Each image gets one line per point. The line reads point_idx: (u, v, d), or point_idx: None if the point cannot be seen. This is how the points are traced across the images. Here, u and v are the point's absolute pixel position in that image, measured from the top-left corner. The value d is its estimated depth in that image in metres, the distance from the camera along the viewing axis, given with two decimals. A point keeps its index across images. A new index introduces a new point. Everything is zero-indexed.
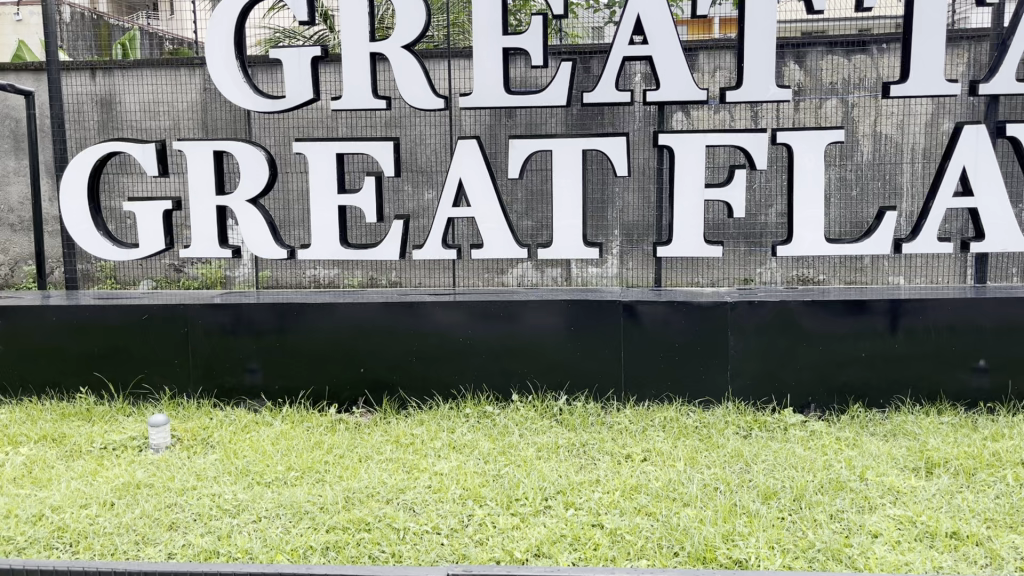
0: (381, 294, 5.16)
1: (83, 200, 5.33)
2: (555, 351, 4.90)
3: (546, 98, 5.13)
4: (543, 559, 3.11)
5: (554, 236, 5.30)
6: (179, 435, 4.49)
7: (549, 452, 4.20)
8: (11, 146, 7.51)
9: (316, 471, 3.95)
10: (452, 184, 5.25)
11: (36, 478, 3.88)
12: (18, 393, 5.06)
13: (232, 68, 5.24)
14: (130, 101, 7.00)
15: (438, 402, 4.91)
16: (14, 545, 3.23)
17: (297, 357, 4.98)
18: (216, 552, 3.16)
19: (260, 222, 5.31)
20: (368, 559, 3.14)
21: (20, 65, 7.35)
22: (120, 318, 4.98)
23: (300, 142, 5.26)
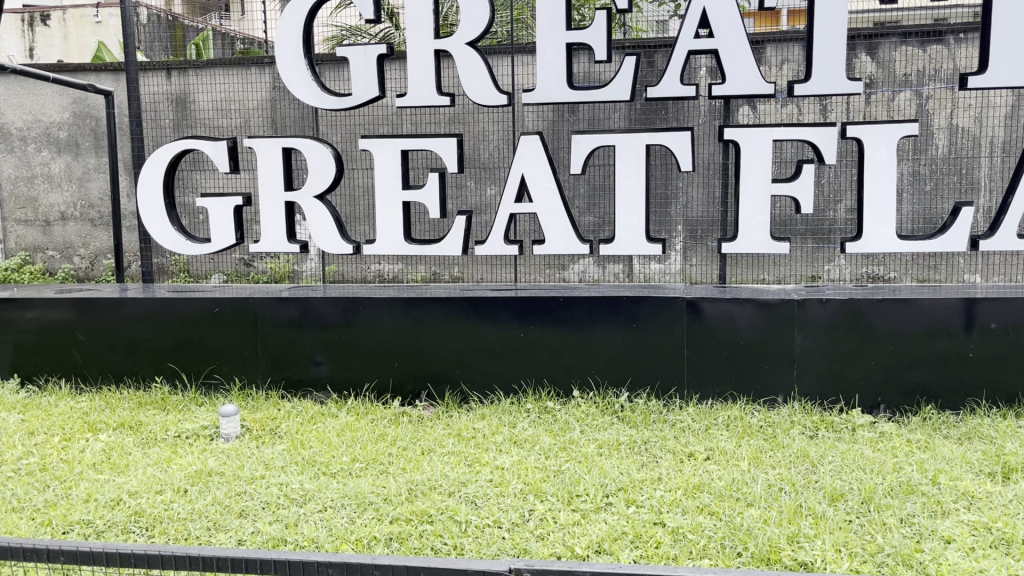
0: (444, 289, 5.19)
1: (159, 196, 5.50)
2: (617, 347, 4.88)
3: (610, 93, 5.09)
4: (604, 556, 3.11)
5: (616, 232, 5.26)
6: (249, 425, 4.61)
7: (610, 449, 4.18)
8: (92, 144, 7.80)
9: (380, 463, 4.02)
10: (515, 180, 5.26)
11: (114, 464, 4.03)
12: (98, 382, 5.26)
13: (300, 67, 5.34)
14: (204, 99, 7.18)
15: (499, 396, 4.95)
16: (94, 529, 3.37)
17: (362, 350, 5.06)
18: (284, 540, 3.25)
19: (327, 218, 5.40)
20: (431, 551, 3.18)
21: (100, 65, 7.62)
22: (193, 310, 5.14)
23: (365, 139, 5.35)
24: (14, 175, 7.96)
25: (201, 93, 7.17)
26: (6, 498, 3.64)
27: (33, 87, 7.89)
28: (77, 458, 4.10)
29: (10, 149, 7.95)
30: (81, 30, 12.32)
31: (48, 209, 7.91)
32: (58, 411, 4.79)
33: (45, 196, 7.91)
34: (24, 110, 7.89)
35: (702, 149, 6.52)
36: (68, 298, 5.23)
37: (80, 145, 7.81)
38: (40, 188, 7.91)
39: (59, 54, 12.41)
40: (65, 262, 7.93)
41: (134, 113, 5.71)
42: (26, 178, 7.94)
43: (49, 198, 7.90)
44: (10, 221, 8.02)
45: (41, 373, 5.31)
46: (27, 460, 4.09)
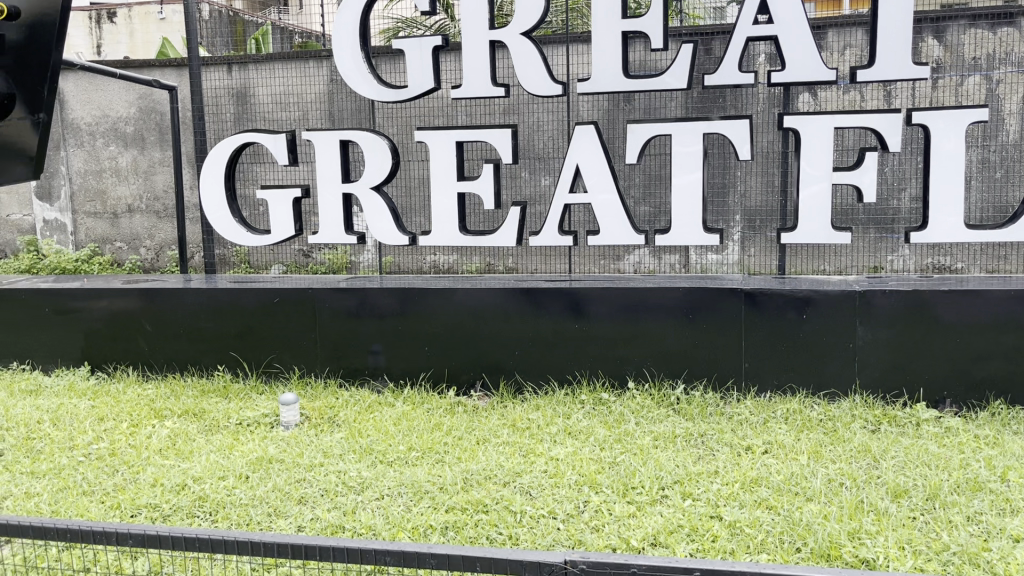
0: (499, 280, 5.20)
1: (220, 188, 5.62)
2: (674, 339, 4.83)
3: (666, 82, 5.03)
4: (660, 549, 3.09)
5: (673, 222, 5.20)
6: (308, 414, 4.70)
7: (666, 442, 4.15)
8: (157, 138, 8.00)
9: (435, 452, 4.06)
10: (569, 170, 5.24)
11: (179, 450, 4.14)
12: (163, 370, 5.41)
13: (358, 60, 5.39)
14: (263, 92, 7.31)
15: (554, 387, 4.94)
16: (160, 512, 3.47)
17: (418, 341, 5.11)
18: (342, 527, 3.30)
19: (383, 209, 5.45)
20: (486, 540, 3.20)
21: (165, 60, 7.81)
22: (254, 300, 5.25)
23: (421, 130, 5.38)
24: (84, 169, 8.22)
25: (260, 87, 7.27)
26: (78, 481, 3.77)
27: (100, 83, 8.12)
28: (144, 444, 4.23)
29: (80, 144, 8.21)
30: (147, 26, 12.65)
31: (116, 202, 8.15)
32: (126, 398, 4.94)
33: (113, 189, 8.15)
34: (93, 105, 8.13)
35: (761, 137, 6.41)
36: (135, 288, 5.39)
37: (146, 140, 8.02)
38: (109, 180, 8.15)
39: (125, 50, 12.72)
40: (131, 253, 8.17)
41: (196, 107, 5.83)
42: (95, 172, 8.19)
43: (117, 190, 8.14)
44: (80, 213, 8.29)
45: (110, 361, 5.49)
46: (98, 445, 4.23)
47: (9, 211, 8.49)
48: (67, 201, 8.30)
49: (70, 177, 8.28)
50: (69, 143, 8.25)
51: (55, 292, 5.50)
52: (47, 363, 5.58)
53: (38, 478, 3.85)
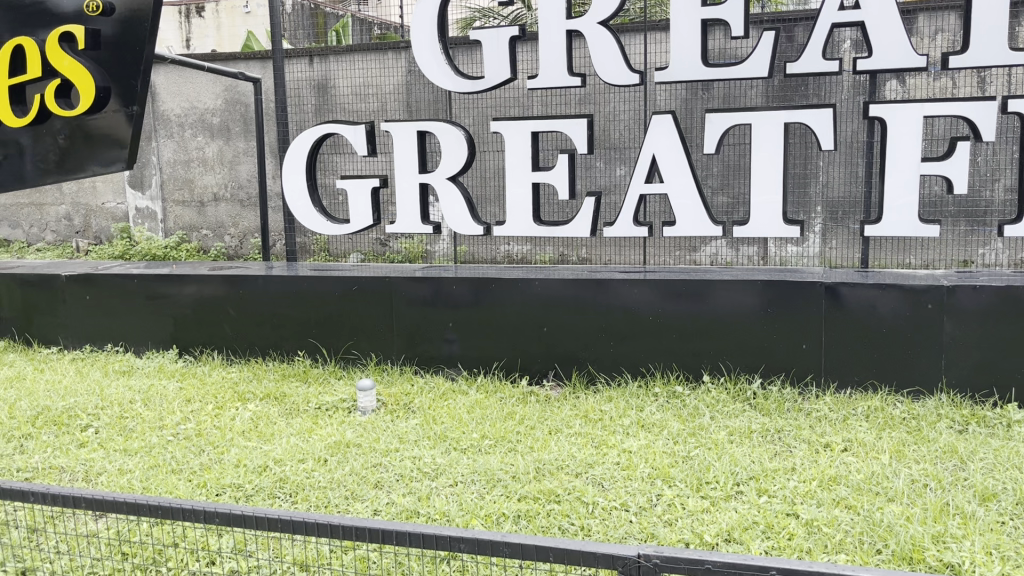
0: (573, 271, 5.20)
1: (301, 178, 5.75)
2: (751, 332, 4.75)
3: (746, 70, 4.93)
4: (734, 545, 3.06)
5: (752, 214, 5.10)
6: (384, 400, 4.79)
7: (741, 437, 4.09)
8: (242, 129, 8.24)
9: (508, 441, 4.09)
10: (645, 161, 5.18)
11: (261, 432, 4.28)
12: (246, 354, 5.59)
13: (435, 51, 5.44)
14: (343, 84, 7.48)
15: (626, 379, 4.92)
16: (243, 492, 3.59)
17: (491, 330, 5.15)
18: (417, 512, 3.36)
19: (459, 200, 5.50)
20: (558, 530, 3.22)
21: (249, 53, 8.04)
22: (333, 288, 5.37)
23: (497, 121, 5.40)
24: (173, 159, 8.53)
25: (341, 78, 7.44)
26: (167, 460, 3.93)
27: (189, 76, 8.38)
28: (228, 425, 4.38)
29: (170, 134, 8.51)
30: (232, 20, 13.02)
31: (202, 190, 8.44)
32: (212, 380, 5.13)
33: (200, 178, 8.44)
34: (182, 97, 8.41)
35: (845, 127, 6.23)
36: (220, 275, 5.58)
37: (231, 131, 8.27)
38: (196, 170, 8.44)
39: (212, 44, 13.10)
40: (217, 240, 8.45)
41: (280, 99, 5.97)
42: (183, 161, 8.49)
43: (204, 179, 8.42)
44: (169, 202, 8.60)
45: (196, 344, 5.69)
46: (185, 425, 4.40)
47: (104, 200, 8.87)
48: (157, 190, 8.62)
49: (160, 166, 8.60)
50: (159, 133, 8.56)
51: (147, 278, 5.73)
52: (138, 346, 5.82)
53: (130, 456, 4.02)
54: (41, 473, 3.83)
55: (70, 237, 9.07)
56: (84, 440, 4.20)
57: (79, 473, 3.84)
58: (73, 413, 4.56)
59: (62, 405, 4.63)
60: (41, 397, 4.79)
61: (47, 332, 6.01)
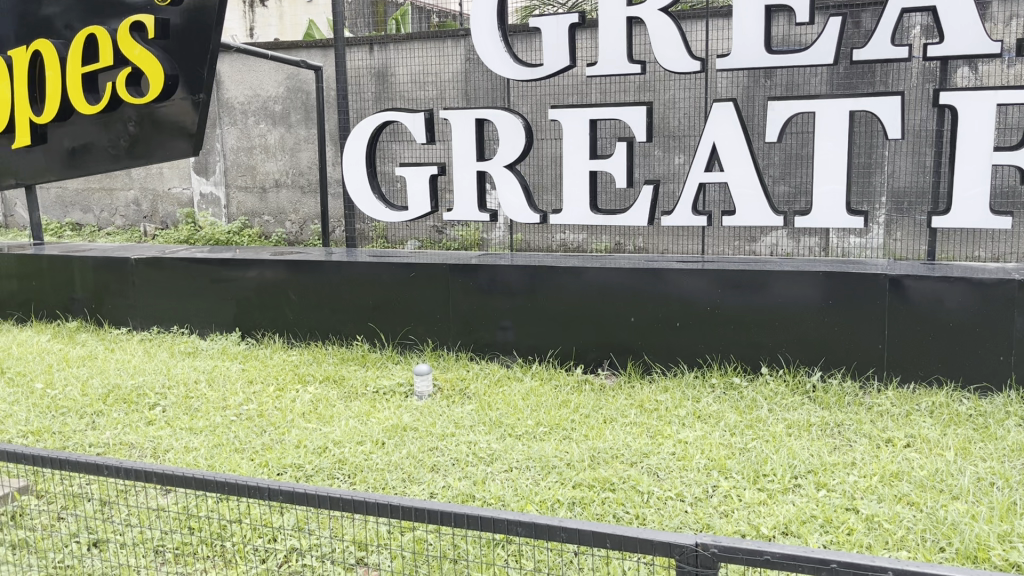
0: (629, 259, 5.17)
1: (361, 165, 5.82)
2: (811, 325, 4.67)
3: (810, 57, 4.82)
4: (792, 538, 3.02)
5: (814, 204, 5.00)
6: (440, 385, 4.84)
7: (800, 430, 4.03)
8: (302, 116, 8.36)
9: (563, 428, 4.10)
10: (705, 149, 5.12)
11: (321, 414, 4.36)
12: (306, 337, 5.70)
13: (494, 39, 5.44)
14: (402, 72, 7.56)
15: (683, 369, 4.88)
16: (304, 472, 3.67)
17: (546, 317, 5.16)
18: (472, 496, 3.40)
19: (516, 187, 5.51)
20: (613, 518, 3.22)
21: (311, 42, 8.17)
22: (391, 274, 5.43)
23: (555, 108, 5.38)
24: (236, 146, 8.71)
25: (400, 66, 7.53)
26: (230, 439, 4.03)
27: (252, 64, 8.53)
28: (288, 407, 4.48)
29: (234, 122, 8.69)
30: (294, 8, 13.21)
31: (264, 176, 8.60)
32: (273, 362, 5.25)
33: (262, 165, 8.60)
34: (245, 85, 8.57)
35: (913, 115, 6.10)
36: (282, 260, 5.70)
37: (293, 118, 8.40)
38: (258, 157, 8.61)
39: (275, 33, 13.32)
40: (278, 226, 8.61)
41: (341, 87, 6.05)
42: (246, 149, 8.66)
43: (266, 166, 8.59)
44: (232, 187, 8.79)
45: (258, 328, 5.82)
46: (248, 406, 4.51)
47: (170, 185, 9.12)
48: (221, 176, 8.82)
49: (224, 153, 8.80)
50: (223, 121, 8.74)
51: (212, 262, 5.88)
52: (203, 328, 5.97)
53: (195, 434, 4.14)
54: (112, 448, 3.97)
55: (138, 221, 9.35)
56: (152, 418, 4.34)
57: (147, 449, 3.97)
58: (141, 392, 4.71)
59: (131, 384, 4.79)
60: (112, 375, 4.97)
61: (117, 313, 6.21)
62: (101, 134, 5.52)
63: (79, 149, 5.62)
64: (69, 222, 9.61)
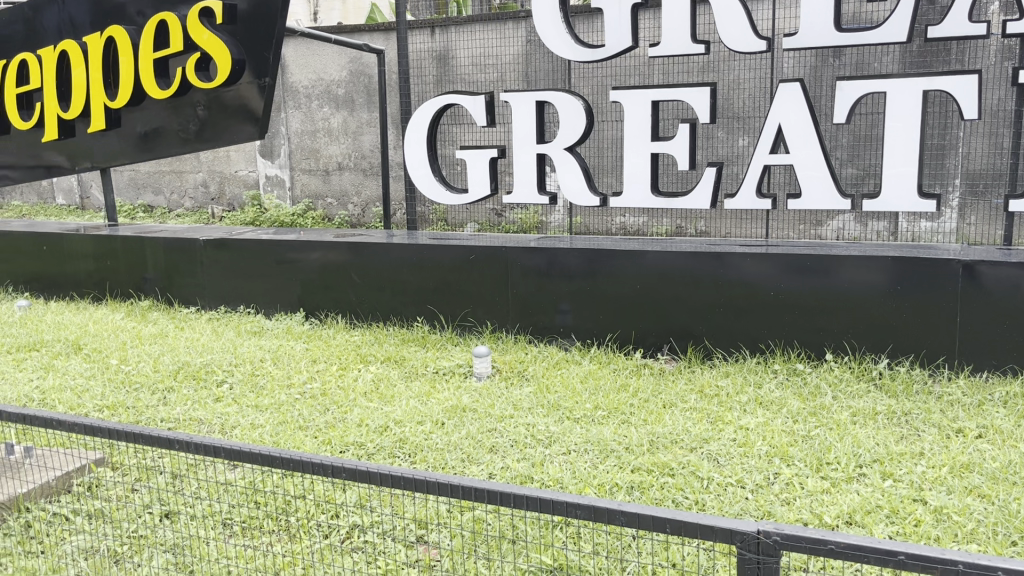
0: (690, 243, 5.11)
1: (422, 147, 5.85)
2: (878, 311, 4.55)
3: (883, 34, 4.67)
4: (855, 528, 2.97)
5: (884, 187, 4.85)
6: (499, 366, 4.87)
7: (866, 418, 3.94)
8: (365, 100, 8.44)
9: (622, 412, 4.09)
10: (771, 130, 5.01)
11: (382, 394, 4.43)
12: (368, 318, 5.78)
13: (556, 20, 5.40)
14: (463, 55, 7.59)
15: (744, 355, 4.81)
16: (365, 450, 3.74)
17: (606, 301, 5.13)
18: (531, 478, 3.41)
19: (576, 170, 5.48)
20: (672, 503, 3.20)
21: (373, 25, 8.23)
22: (450, 257, 5.47)
23: (616, 90, 5.32)
24: (301, 130, 8.85)
25: (461, 49, 7.56)
26: (295, 417, 4.12)
27: (316, 49, 8.64)
28: (350, 386, 4.56)
29: (298, 105, 8.82)
30: None
31: (328, 159, 8.73)
32: (336, 342, 5.34)
33: (326, 148, 8.73)
34: (309, 69, 8.68)
35: (990, 95, 5.90)
36: (344, 242, 5.78)
37: (355, 102, 8.49)
38: (322, 140, 8.74)
39: (338, 17, 13.46)
40: (340, 209, 8.74)
41: (403, 70, 6.09)
42: (310, 132, 8.80)
43: (329, 150, 8.71)
44: (297, 170, 8.94)
45: (322, 308, 5.93)
46: (311, 384, 4.61)
47: (237, 168, 9.32)
48: (285, 159, 8.98)
49: (288, 136, 8.95)
50: (288, 105, 8.89)
51: (278, 244, 6.00)
52: (268, 308, 6.11)
53: (261, 411, 4.25)
54: (182, 424, 4.10)
55: (206, 204, 9.58)
56: (220, 395, 4.47)
57: (215, 425, 4.08)
58: (210, 368, 4.85)
59: (200, 361, 4.93)
60: (181, 352, 5.13)
61: (186, 293, 6.39)
62: (171, 119, 5.66)
63: (150, 133, 5.77)
64: (141, 204, 9.90)
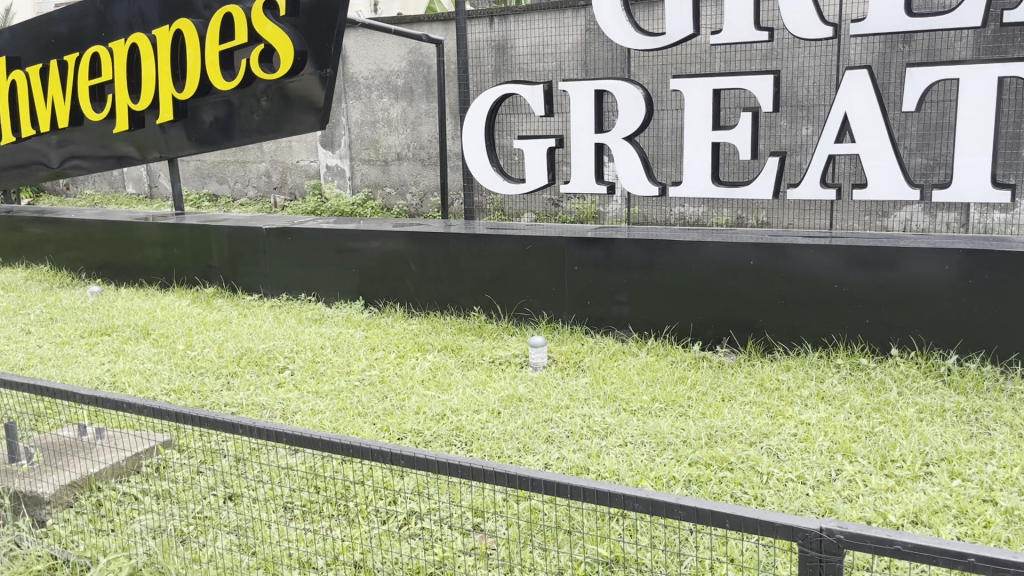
0: (751, 234, 5.02)
1: (480, 137, 5.86)
2: (947, 305, 4.42)
3: (956, 19, 4.51)
4: (921, 528, 2.89)
5: (955, 177, 4.70)
6: (555, 357, 4.87)
7: (933, 415, 3.83)
8: (424, 90, 8.49)
9: (679, 405, 4.04)
10: (836, 119, 4.87)
11: (439, 382, 4.47)
12: (426, 307, 5.83)
13: (615, 9, 5.34)
14: (522, 44, 7.59)
15: (806, 348, 4.72)
16: (423, 438, 3.78)
17: (664, 292, 5.08)
18: (587, 469, 3.41)
19: (635, 159, 5.42)
20: (730, 498, 3.16)
21: (433, 16, 8.26)
22: (507, 247, 5.48)
23: (677, 78, 5.24)
24: (360, 120, 8.95)
25: (520, 38, 7.57)
26: (354, 403, 4.18)
27: (376, 39, 8.70)
28: (408, 373, 4.61)
29: (358, 96, 8.92)
30: None
31: (387, 150, 8.82)
32: (394, 331, 5.39)
33: (385, 138, 8.81)
34: (369, 60, 8.76)
35: None
36: (402, 231, 5.84)
37: (414, 92, 8.55)
38: (381, 131, 8.82)
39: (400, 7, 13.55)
40: (399, 198, 8.83)
41: (462, 60, 6.11)
42: (370, 122, 8.89)
43: (388, 140, 8.80)
44: (357, 160, 9.05)
45: (381, 297, 6.00)
46: (370, 371, 4.68)
47: (298, 158, 9.47)
48: (346, 149, 9.10)
49: (349, 127, 9.06)
50: (349, 95, 8.99)
51: (338, 233, 6.08)
52: (328, 296, 6.21)
53: (321, 397, 4.32)
54: (245, 408, 4.19)
55: (269, 193, 9.77)
56: (281, 380, 4.56)
57: (277, 410, 4.17)
58: (272, 355, 4.95)
59: (262, 347, 5.04)
60: (244, 339, 5.24)
61: (249, 280, 6.53)
62: (235, 109, 5.77)
63: (215, 123, 5.90)
64: (206, 193, 10.15)
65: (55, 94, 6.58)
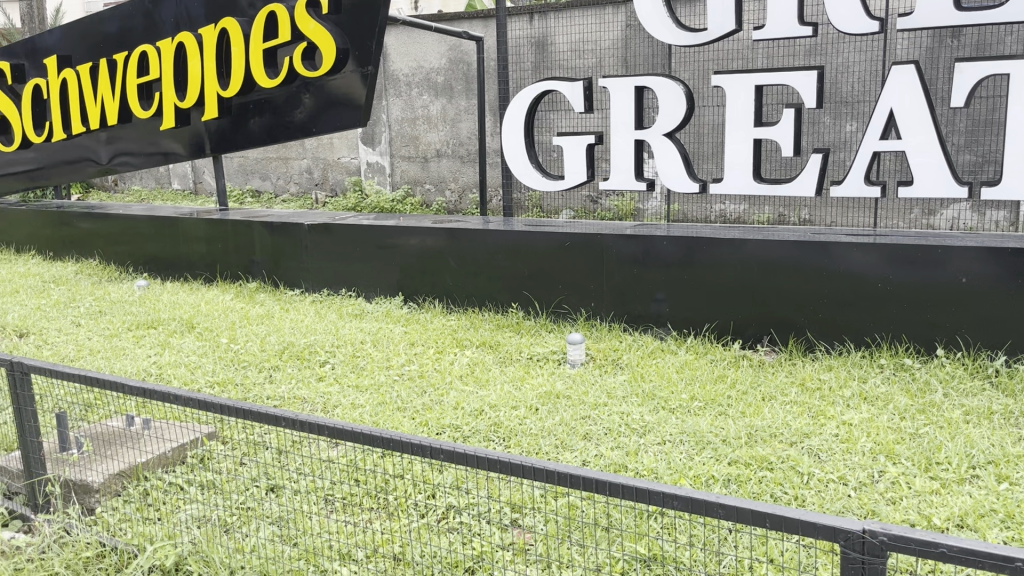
0: (794, 232, 4.96)
1: (519, 134, 5.86)
2: (995, 305, 4.32)
3: (1007, 13, 4.41)
4: (967, 531, 2.84)
5: (1005, 175, 4.59)
6: (593, 354, 4.87)
7: (979, 417, 3.76)
8: (464, 87, 8.52)
9: (719, 404, 4.02)
10: (882, 115, 4.80)
11: (477, 377, 4.49)
12: (465, 303, 5.85)
13: (657, 5, 5.31)
14: (562, 41, 7.55)
15: (849, 348, 4.65)
16: (461, 433, 3.80)
17: (704, 290, 5.04)
18: (625, 466, 3.40)
19: (675, 156, 5.38)
20: (770, 497, 3.13)
21: (473, 13, 8.29)
22: (546, 244, 5.48)
23: (718, 75, 5.20)
24: (401, 117, 9.01)
25: (560, 35, 7.59)
26: (394, 398, 4.22)
27: (417, 37, 8.75)
28: (446, 369, 4.64)
29: (399, 93, 8.98)
30: None
31: (427, 146, 8.86)
32: (433, 326, 5.43)
33: (425, 135, 8.86)
34: (410, 57, 8.81)
35: None
36: (442, 228, 5.87)
37: (454, 89, 8.58)
38: (421, 128, 8.87)
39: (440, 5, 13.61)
40: (438, 195, 8.87)
41: (503, 57, 6.12)
42: (410, 119, 8.94)
43: (428, 137, 8.85)
44: (396, 157, 9.11)
45: (420, 293, 6.04)
46: (409, 366, 4.71)
47: (339, 154, 9.57)
48: (386, 146, 9.16)
49: (389, 124, 9.12)
50: (389, 92, 9.06)
51: (378, 229, 6.13)
52: (368, 291, 6.27)
53: (361, 391, 4.36)
54: (287, 402, 4.26)
55: (310, 189, 9.89)
56: (322, 374, 4.62)
57: (318, 404, 4.22)
58: (313, 349, 5.01)
59: (304, 342, 5.10)
60: (286, 333, 5.31)
61: (291, 275, 6.61)
62: (279, 107, 5.85)
63: (259, 120, 5.98)
64: (250, 189, 10.30)
65: (104, 92, 6.73)
